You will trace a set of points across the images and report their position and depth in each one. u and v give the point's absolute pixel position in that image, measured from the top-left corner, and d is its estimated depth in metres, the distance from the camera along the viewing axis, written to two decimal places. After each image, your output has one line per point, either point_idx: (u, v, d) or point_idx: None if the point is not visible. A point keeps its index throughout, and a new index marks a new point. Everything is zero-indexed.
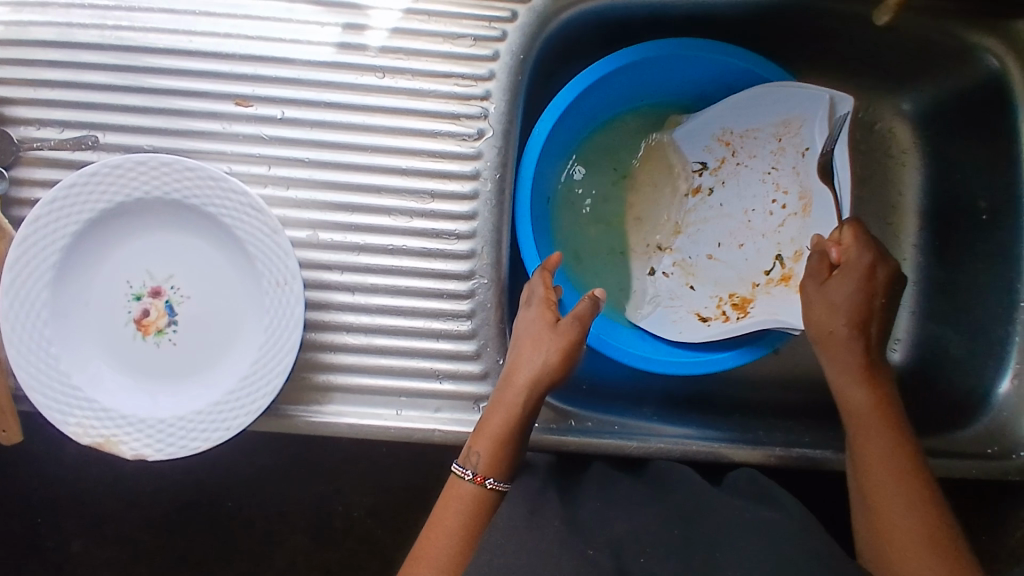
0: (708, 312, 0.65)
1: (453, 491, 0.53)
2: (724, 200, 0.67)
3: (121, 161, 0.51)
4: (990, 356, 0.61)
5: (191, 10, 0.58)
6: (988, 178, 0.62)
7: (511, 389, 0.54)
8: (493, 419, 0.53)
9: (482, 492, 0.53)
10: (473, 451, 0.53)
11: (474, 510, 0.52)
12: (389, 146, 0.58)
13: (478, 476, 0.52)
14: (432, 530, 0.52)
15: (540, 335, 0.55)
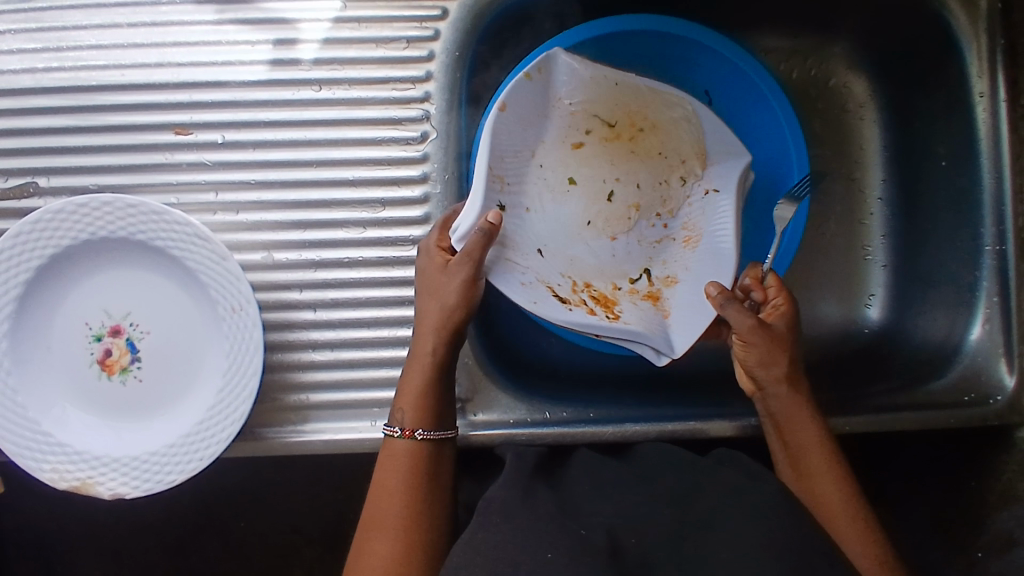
0: (564, 293, 0.54)
1: (389, 452, 0.52)
2: (608, 179, 0.58)
3: (64, 206, 0.51)
4: (960, 304, 0.61)
5: (119, 43, 0.57)
6: (943, 125, 0.62)
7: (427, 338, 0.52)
8: (415, 373, 0.52)
9: (415, 446, 0.52)
10: (397, 408, 0.52)
11: (416, 465, 0.51)
12: (335, 158, 0.58)
13: (404, 431, 0.52)
14: (382, 498, 0.51)
15: (422, 275, 0.53)
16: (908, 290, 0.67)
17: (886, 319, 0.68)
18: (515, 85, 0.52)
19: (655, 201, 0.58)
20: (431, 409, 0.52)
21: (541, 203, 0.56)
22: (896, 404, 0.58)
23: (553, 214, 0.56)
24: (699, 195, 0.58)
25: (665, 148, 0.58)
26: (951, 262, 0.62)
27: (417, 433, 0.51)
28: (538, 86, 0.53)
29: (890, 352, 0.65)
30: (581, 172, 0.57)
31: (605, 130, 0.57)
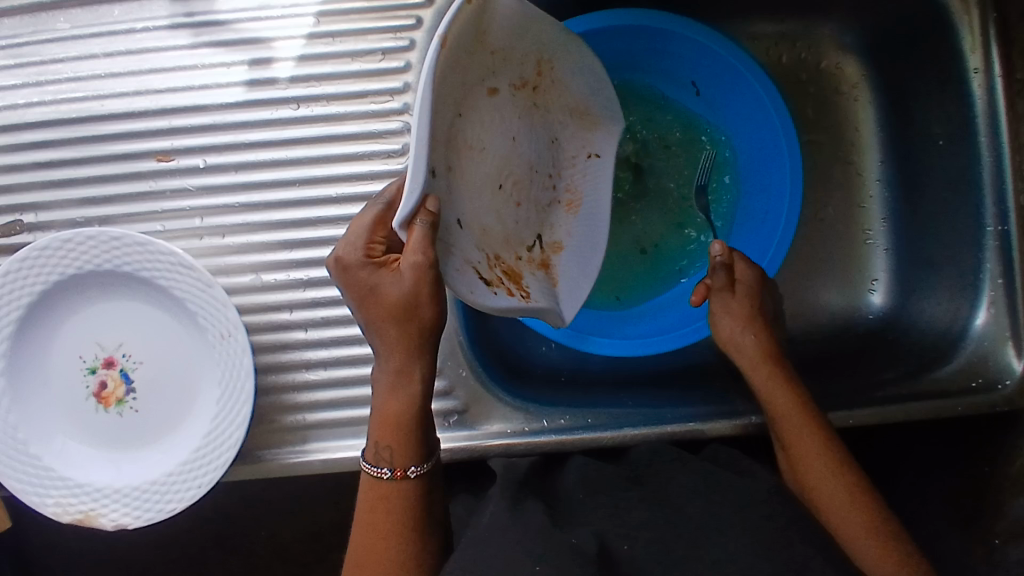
0: (487, 274, 0.43)
1: (373, 494, 0.48)
2: (516, 135, 0.45)
3: (49, 242, 0.51)
4: (964, 287, 0.59)
5: (96, 73, 0.57)
6: (939, 103, 0.60)
7: (387, 361, 0.46)
8: (386, 401, 0.46)
9: (405, 484, 0.47)
10: (377, 445, 0.47)
11: (404, 506, 0.47)
12: (318, 175, 0.57)
13: (395, 472, 0.47)
14: (374, 542, 0.47)
15: (352, 289, 0.45)
16: (912, 273, 0.65)
17: (889, 304, 0.67)
18: (457, 12, 0.37)
19: (548, 163, 0.50)
20: (411, 439, 0.47)
21: (461, 164, 0.40)
22: (901, 393, 0.56)
23: (467, 179, 0.41)
24: (584, 158, 0.54)
25: (561, 106, 0.51)
26: (953, 244, 0.60)
27: (412, 470, 0.47)
28: (474, 14, 0.38)
29: (895, 338, 0.64)
30: (488, 118, 0.42)
31: (517, 77, 0.45)
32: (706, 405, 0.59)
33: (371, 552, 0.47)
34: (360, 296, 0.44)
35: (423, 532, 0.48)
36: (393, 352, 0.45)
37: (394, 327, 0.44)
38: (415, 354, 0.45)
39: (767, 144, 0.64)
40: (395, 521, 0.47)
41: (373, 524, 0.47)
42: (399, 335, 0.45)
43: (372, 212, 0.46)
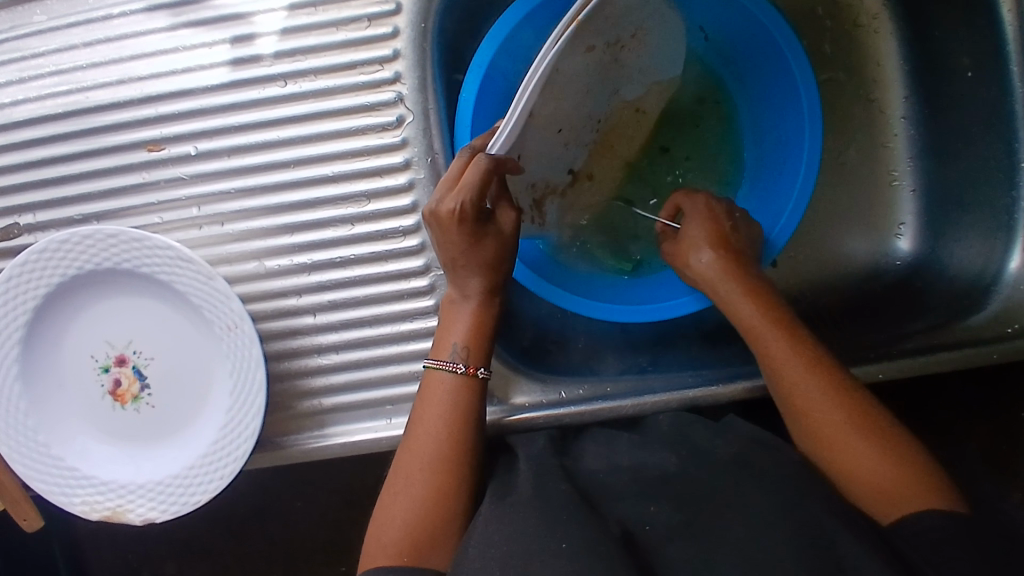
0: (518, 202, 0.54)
1: (433, 382, 0.51)
2: (591, 87, 0.50)
3: (46, 245, 0.50)
4: (999, 227, 0.56)
5: (78, 65, 0.56)
6: (966, 30, 0.55)
7: (470, 291, 0.52)
8: (464, 319, 0.52)
9: (469, 379, 0.51)
10: (453, 346, 0.51)
11: (462, 396, 0.50)
12: (312, 155, 0.55)
13: (468, 368, 0.51)
14: (420, 422, 0.50)
15: (456, 232, 0.49)
16: (940, 215, 0.62)
17: (918, 249, 0.64)
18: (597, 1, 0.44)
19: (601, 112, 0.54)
20: (484, 344, 0.52)
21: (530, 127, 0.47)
22: (930, 344, 0.54)
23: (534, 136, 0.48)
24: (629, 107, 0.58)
25: (638, 65, 0.55)
26: (986, 183, 0.57)
27: (482, 368, 0.51)
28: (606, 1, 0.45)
29: (925, 286, 0.61)
30: (571, 74, 0.47)
31: (614, 35, 0.49)
32: (727, 367, 0.57)
33: (421, 439, 0.49)
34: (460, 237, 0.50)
35: (475, 422, 0.50)
36: (478, 282, 0.52)
37: (484, 264, 0.51)
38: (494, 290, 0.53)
39: (781, 88, 0.60)
40: (452, 406, 0.50)
41: (426, 413, 0.50)
42: (485, 269, 0.52)
43: (478, 168, 0.47)
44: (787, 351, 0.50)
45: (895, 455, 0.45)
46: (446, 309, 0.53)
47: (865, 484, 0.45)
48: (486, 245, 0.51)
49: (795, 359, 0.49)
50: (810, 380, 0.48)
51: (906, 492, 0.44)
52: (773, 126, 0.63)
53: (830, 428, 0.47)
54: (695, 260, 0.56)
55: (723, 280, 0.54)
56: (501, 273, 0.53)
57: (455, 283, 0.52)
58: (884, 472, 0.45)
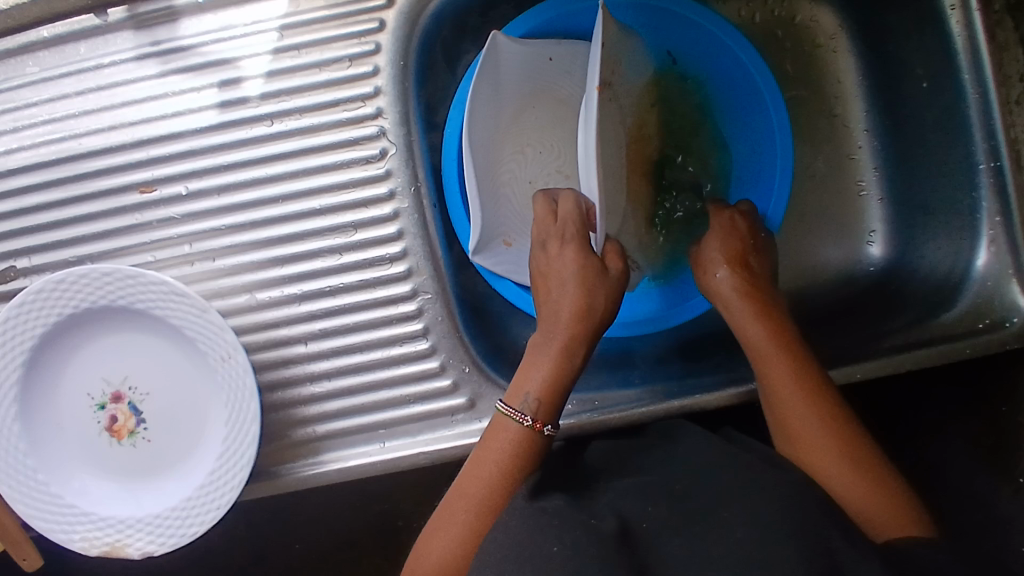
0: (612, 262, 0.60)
1: (499, 428, 0.51)
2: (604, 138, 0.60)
3: (43, 285, 0.51)
4: (964, 228, 0.58)
5: (71, 112, 0.58)
6: (920, 43, 0.58)
7: (544, 338, 0.54)
8: (538, 369, 0.52)
9: (530, 432, 0.51)
10: (526, 397, 0.52)
11: (523, 449, 0.51)
12: (298, 190, 0.57)
13: (537, 423, 0.51)
14: (478, 465, 0.51)
15: (564, 245, 0.54)
16: (908, 221, 0.65)
17: (888, 254, 0.66)
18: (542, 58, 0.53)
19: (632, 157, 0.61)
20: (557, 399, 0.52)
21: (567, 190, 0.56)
22: (906, 344, 0.55)
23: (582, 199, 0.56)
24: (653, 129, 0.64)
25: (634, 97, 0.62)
26: (951, 186, 0.59)
27: (547, 426, 0.52)
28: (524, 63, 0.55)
29: (897, 289, 0.63)
30: None
31: (605, 87, 0.55)
32: (711, 375, 0.59)
33: (474, 480, 0.50)
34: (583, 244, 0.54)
35: (531, 472, 0.51)
36: (571, 304, 0.53)
37: (578, 286, 0.53)
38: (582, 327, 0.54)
39: (752, 106, 0.64)
40: (512, 456, 0.50)
41: (482, 459, 0.51)
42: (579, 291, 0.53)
43: (569, 199, 0.55)
44: (783, 365, 0.51)
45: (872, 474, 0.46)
46: (526, 359, 0.54)
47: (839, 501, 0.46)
48: (581, 261, 0.54)
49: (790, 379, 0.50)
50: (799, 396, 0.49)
51: (881, 513, 0.45)
52: (745, 141, 0.66)
53: (809, 434, 0.48)
54: (713, 274, 0.58)
55: (736, 297, 0.56)
56: (593, 309, 0.54)
57: (544, 329, 0.54)
58: (858, 486, 0.46)
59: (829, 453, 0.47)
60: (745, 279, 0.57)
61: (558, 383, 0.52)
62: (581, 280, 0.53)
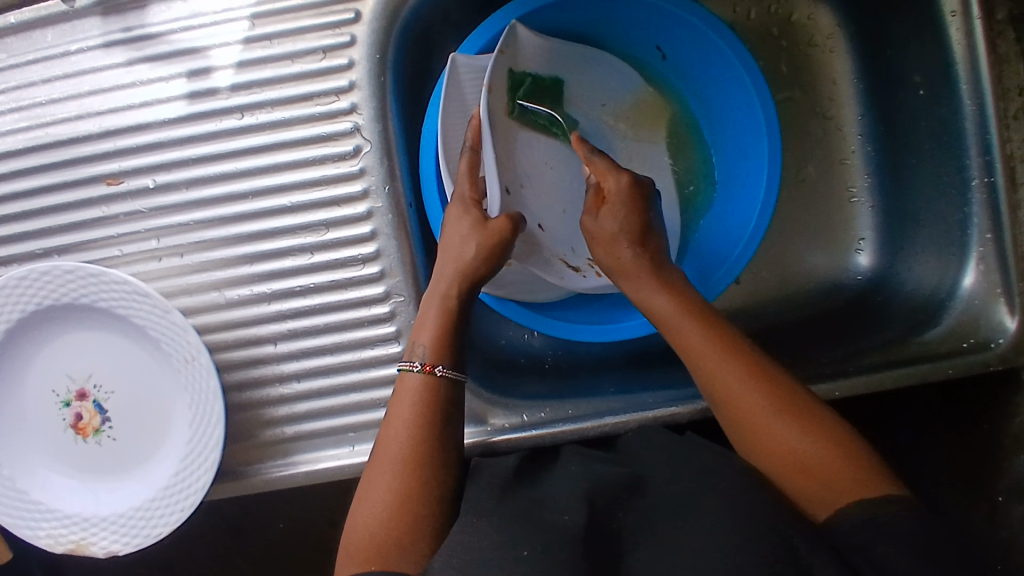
0: (573, 262, 0.61)
1: (404, 382, 0.49)
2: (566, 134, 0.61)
3: (4, 282, 0.50)
4: (952, 242, 0.56)
5: (37, 101, 0.56)
6: (919, 47, 0.56)
7: (441, 285, 0.51)
8: (431, 314, 0.51)
9: (432, 380, 0.49)
10: (416, 345, 0.50)
11: (430, 399, 0.48)
12: (269, 186, 0.55)
13: (426, 365, 0.49)
14: (390, 425, 0.48)
15: (478, 228, 0.51)
16: (898, 231, 0.63)
17: (876, 265, 0.64)
18: (495, 65, 0.54)
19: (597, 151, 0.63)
20: (451, 347, 0.50)
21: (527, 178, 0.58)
22: (887, 360, 0.54)
23: (536, 190, 0.58)
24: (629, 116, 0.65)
25: (595, 96, 0.63)
26: (940, 200, 0.57)
27: (440, 367, 0.49)
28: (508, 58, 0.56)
29: (883, 301, 0.62)
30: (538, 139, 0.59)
31: (549, 92, 0.60)
32: (688, 385, 0.57)
33: (389, 438, 0.47)
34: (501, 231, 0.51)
35: (445, 421, 0.48)
36: (445, 253, 0.51)
37: (452, 240, 0.51)
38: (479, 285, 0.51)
39: (742, 110, 0.62)
40: (421, 407, 0.48)
41: (393, 415, 0.48)
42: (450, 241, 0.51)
43: (466, 160, 0.53)
44: (692, 335, 0.47)
45: (817, 437, 0.43)
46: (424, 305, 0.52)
47: (791, 469, 0.42)
48: (462, 217, 0.52)
49: (706, 345, 0.47)
50: (718, 359, 0.46)
51: (830, 477, 0.41)
52: (734, 134, 0.64)
53: (734, 394, 0.45)
54: (615, 254, 0.51)
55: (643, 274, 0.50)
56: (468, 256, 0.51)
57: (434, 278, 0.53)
58: (807, 448, 0.43)
59: (764, 415, 0.44)
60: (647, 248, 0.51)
61: (449, 330, 0.50)
62: (456, 233, 0.51)
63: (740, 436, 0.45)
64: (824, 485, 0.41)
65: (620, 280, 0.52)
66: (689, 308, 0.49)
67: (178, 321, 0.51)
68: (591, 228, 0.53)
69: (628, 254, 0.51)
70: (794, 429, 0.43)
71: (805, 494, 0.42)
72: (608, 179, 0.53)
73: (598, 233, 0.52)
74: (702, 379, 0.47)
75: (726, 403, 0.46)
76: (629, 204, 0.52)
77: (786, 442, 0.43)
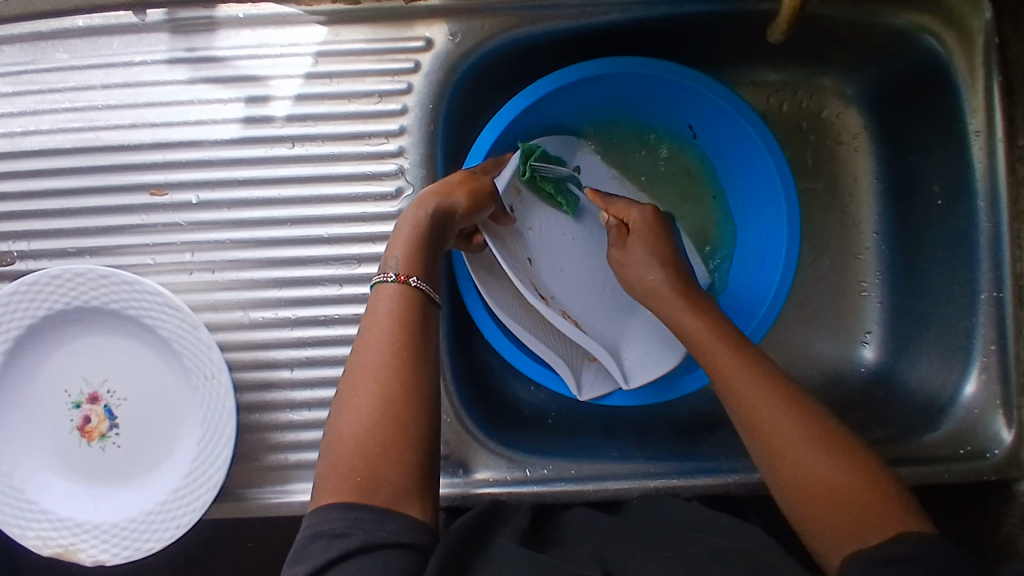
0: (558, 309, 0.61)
1: (377, 293, 0.47)
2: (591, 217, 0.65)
3: (37, 277, 0.51)
4: (957, 348, 0.58)
5: (93, 105, 0.57)
6: (940, 161, 0.59)
7: (418, 215, 0.51)
8: (402, 234, 0.50)
9: (408, 291, 0.46)
10: (390, 259, 0.48)
11: (406, 308, 0.45)
12: (309, 215, 0.57)
13: (400, 276, 0.47)
14: (365, 335, 0.44)
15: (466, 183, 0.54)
16: (905, 331, 0.65)
17: (881, 361, 0.66)
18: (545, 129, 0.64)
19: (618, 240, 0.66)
20: (424, 268, 0.48)
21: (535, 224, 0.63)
22: (887, 456, 0.56)
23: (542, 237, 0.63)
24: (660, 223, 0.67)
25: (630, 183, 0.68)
26: (948, 306, 0.60)
27: (414, 279, 0.47)
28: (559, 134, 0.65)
29: (885, 396, 0.64)
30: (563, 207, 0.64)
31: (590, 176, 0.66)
32: (689, 458, 0.58)
33: (366, 347, 0.44)
34: (488, 190, 0.55)
35: (421, 329, 0.45)
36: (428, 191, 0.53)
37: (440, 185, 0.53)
38: (447, 230, 0.52)
39: (765, 194, 0.64)
40: (399, 315, 0.45)
41: (369, 326, 0.45)
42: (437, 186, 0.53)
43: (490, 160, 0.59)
44: (722, 353, 0.49)
45: (849, 466, 0.43)
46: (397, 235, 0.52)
47: (811, 496, 0.43)
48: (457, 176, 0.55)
49: (739, 366, 0.48)
50: (745, 373, 0.47)
51: (865, 510, 0.41)
52: (757, 216, 0.65)
53: (766, 418, 0.46)
54: (643, 277, 0.57)
55: (672, 295, 0.54)
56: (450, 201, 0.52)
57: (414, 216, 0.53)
58: (839, 478, 0.42)
59: (797, 438, 0.44)
60: (679, 277, 0.56)
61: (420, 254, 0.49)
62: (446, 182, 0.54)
63: (768, 464, 0.45)
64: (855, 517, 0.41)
65: (654, 303, 0.56)
66: (722, 335, 0.50)
67: (198, 329, 0.51)
68: (619, 258, 0.59)
69: (660, 278, 0.56)
70: (826, 458, 0.43)
71: (834, 530, 0.41)
72: (632, 212, 0.60)
73: (626, 262, 0.58)
74: (730, 398, 0.48)
75: (756, 425, 0.46)
76: (653, 236, 0.58)
77: (815, 466, 0.43)
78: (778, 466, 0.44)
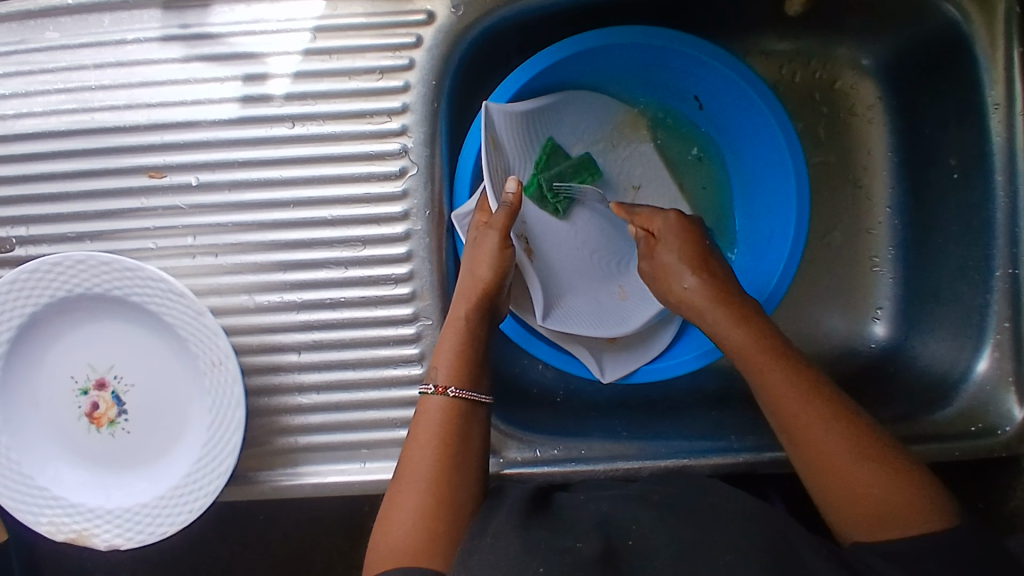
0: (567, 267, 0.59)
1: (421, 411, 0.50)
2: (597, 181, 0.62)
3: (37, 265, 0.50)
4: (970, 325, 0.58)
5: (86, 85, 0.56)
6: (957, 133, 0.58)
7: (460, 311, 0.52)
8: (447, 339, 0.52)
9: (450, 403, 0.49)
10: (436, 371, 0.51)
11: (449, 428, 0.49)
12: (312, 196, 0.56)
13: (440, 387, 0.50)
14: (413, 440, 0.49)
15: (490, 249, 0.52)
16: (916, 308, 0.64)
17: (892, 337, 0.66)
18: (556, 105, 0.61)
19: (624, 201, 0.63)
20: (470, 376, 0.51)
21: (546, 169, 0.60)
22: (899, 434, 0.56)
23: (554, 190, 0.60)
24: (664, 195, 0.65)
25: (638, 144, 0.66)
26: (963, 282, 0.59)
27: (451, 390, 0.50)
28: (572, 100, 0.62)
29: (895, 372, 0.63)
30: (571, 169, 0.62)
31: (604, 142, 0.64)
32: (700, 437, 0.58)
33: (412, 453, 0.48)
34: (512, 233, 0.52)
35: (463, 441, 0.49)
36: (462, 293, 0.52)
37: (470, 278, 0.52)
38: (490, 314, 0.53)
39: (774, 168, 0.62)
40: (443, 432, 0.48)
41: (416, 432, 0.49)
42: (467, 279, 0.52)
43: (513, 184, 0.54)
44: (768, 366, 0.47)
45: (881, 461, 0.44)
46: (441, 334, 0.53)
47: (855, 499, 0.43)
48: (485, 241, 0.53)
49: (775, 366, 0.47)
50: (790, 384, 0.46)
51: (897, 507, 0.42)
52: (765, 190, 0.64)
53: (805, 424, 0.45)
54: (678, 284, 0.52)
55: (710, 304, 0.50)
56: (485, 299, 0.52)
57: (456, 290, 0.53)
58: (874, 475, 0.43)
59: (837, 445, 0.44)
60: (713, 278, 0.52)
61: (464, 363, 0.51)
62: (473, 263, 0.52)
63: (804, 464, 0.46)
64: (885, 512, 0.42)
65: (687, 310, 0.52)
66: (758, 331, 0.49)
67: (201, 314, 0.51)
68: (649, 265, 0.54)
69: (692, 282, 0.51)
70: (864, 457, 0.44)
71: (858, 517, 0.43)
72: (655, 221, 0.55)
73: (658, 267, 0.54)
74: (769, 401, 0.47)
75: (799, 437, 0.46)
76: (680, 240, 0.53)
77: (850, 468, 0.44)
78: (816, 466, 0.45)
